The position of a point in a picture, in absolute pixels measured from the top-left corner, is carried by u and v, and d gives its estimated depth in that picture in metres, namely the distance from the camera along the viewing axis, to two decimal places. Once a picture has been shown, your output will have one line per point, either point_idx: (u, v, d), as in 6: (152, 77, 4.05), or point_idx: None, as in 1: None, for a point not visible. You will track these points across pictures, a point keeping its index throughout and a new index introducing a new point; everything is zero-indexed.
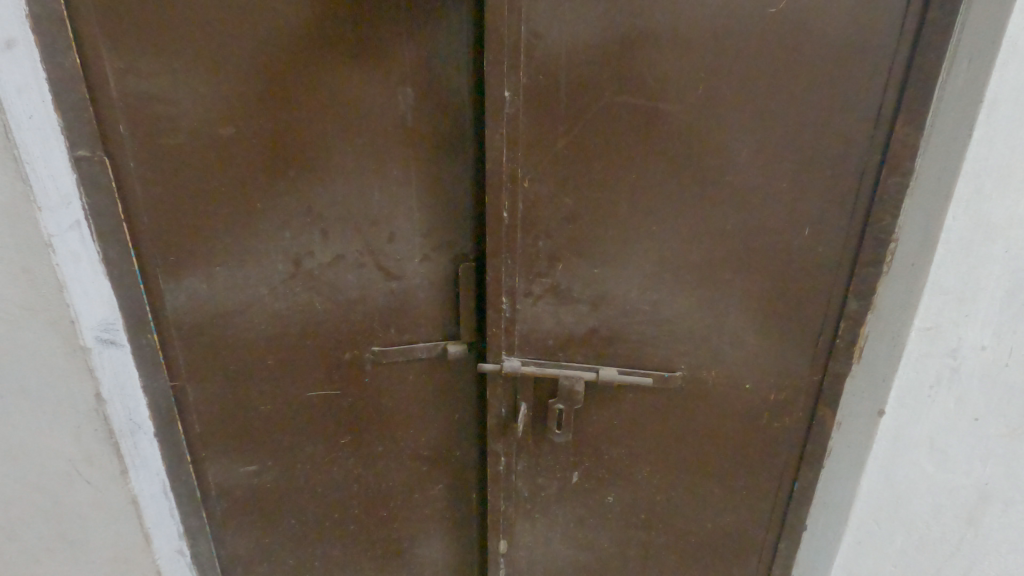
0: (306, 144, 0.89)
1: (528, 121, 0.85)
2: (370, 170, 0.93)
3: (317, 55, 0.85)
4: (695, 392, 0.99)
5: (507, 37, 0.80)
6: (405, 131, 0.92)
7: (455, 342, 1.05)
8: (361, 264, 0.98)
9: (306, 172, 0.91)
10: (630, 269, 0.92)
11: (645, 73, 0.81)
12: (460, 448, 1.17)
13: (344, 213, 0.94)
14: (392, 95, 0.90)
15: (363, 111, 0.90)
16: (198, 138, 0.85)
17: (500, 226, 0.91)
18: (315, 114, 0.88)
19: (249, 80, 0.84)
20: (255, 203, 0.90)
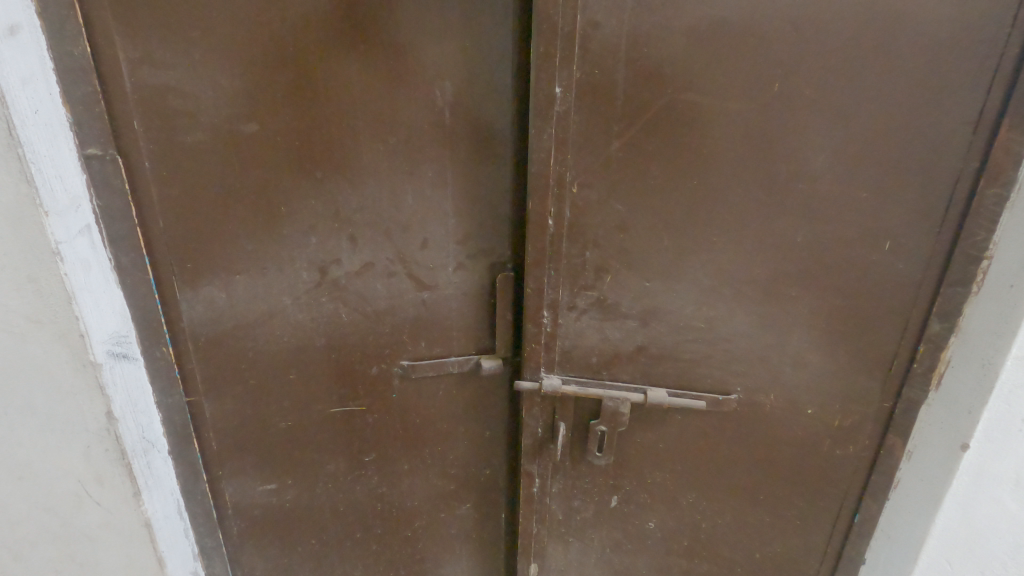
0: (335, 143, 0.82)
1: (580, 119, 0.77)
2: (403, 172, 0.86)
3: (350, 46, 0.78)
4: (750, 416, 0.91)
5: (561, 27, 0.72)
6: (442, 130, 0.85)
7: (489, 355, 0.99)
8: (391, 273, 0.91)
9: (335, 173, 0.83)
10: (686, 283, 0.85)
11: (714, 68, 0.72)
12: (489, 465, 1.11)
13: (374, 217, 0.87)
14: (429, 89, 0.82)
15: (397, 107, 0.82)
16: (220, 135, 0.77)
17: (544, 235, 0.84)
18: (346, 109, 0.81)
19: (276, 71, 0.77)
20: (280, 206, 0.83)
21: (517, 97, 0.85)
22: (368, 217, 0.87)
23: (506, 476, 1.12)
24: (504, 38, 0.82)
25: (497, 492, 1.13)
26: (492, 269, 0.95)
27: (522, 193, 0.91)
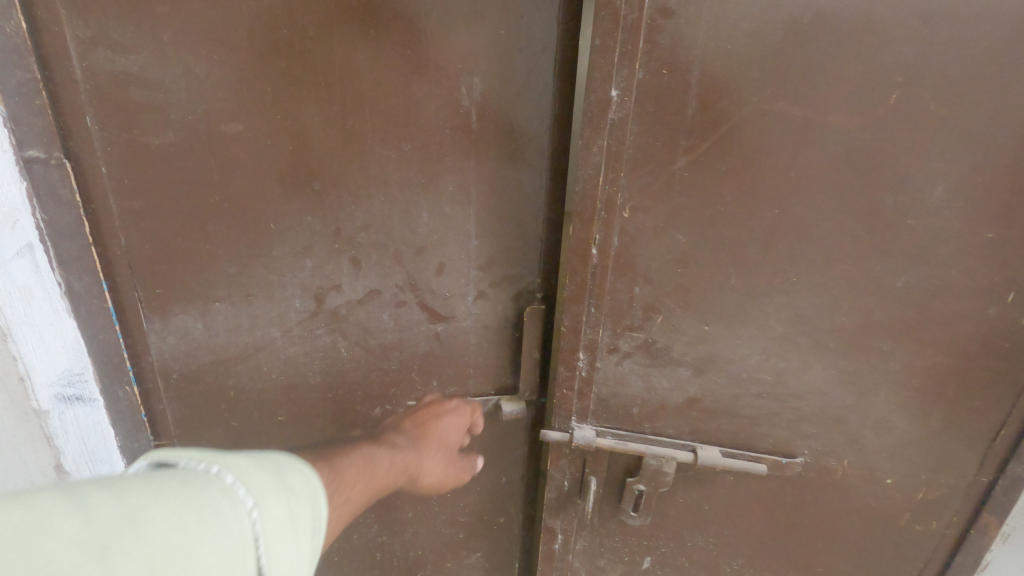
0: (337, 150, 0.68)
1: (638, 130, 0.63)
2: (419, 185, 0.72)
3: (359, 30, 0.63)
4: (816, 482, 0.78)
5: (622, 15, 0.58)
6: (466, 136, 0.71)
7: (511, 399, 0.86)
8: (400, 302, 0.78)
9: (336, 184, 0.70)
10: (752, 329, 0.71)
11: (814, 73, 0.58)
12: (503, 514, 0.98)
13: (381, 239, 0.74)
14: (453, 86, 0.68)
15: (413, 108, 0.68)
16: (197, 137, 0.64)
17: (586, 266, 0.70)
18: (352, 107, 0.67)
19: (266, 59, 0.63)
20: (268, 223, 0.70)
21: (560, 90, 0.69)
22: (378, 237, 0.74)
23: (520, 524, 1.00)
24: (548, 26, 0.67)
25: (511, 541, 1.01)
26: (518, 298, 0.81)
27: (562, 206, 0.76)
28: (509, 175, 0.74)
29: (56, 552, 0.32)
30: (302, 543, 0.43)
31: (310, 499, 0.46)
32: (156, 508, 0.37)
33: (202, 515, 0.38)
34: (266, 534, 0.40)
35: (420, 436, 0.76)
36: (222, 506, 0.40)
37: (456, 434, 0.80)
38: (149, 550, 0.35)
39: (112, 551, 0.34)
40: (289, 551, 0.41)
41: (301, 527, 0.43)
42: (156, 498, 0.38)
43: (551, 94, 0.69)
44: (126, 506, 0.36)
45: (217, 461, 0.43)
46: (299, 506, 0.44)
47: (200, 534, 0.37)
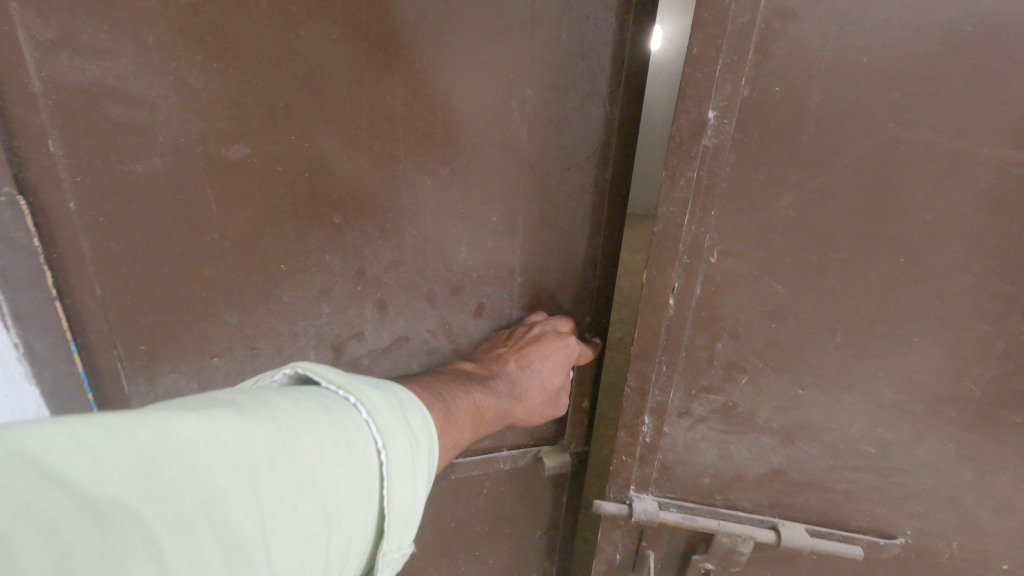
0: (363, 176, 0.60)
1: (737, 160, 0.51)
2: (457, 216, 0.65)
3: (395, 38, 0.55)
4: (915, 565, 0.67)
5: (731, 18, 0.45)
6: (512, 160, 0.64)
7: (551, 450, 0.78)
8: (432, 347, 0.73)
9: (360, 213, 0.62)
10: (857, 394, 0.59)
11: (973, 94, 0.45)
12: (535, 565, 0.89)
13: (412, 276, 0.67)
14: (501, 104, 0.61)
15: (452, 128, 0.61)
16: (191, 163, 0.55)
17: (661, 319, 0.58)
18: (381, 123, 0.59)
19: (281, 68, 0.54)
20: (278, 261, 0.61)
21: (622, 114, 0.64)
22: (409, 275, 0.67)
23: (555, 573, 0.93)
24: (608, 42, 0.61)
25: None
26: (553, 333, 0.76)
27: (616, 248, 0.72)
28: (557, 203, 0.68)
29: (216, 470, 0.32)
30: (420, 489, 0.43)
31: (430, 443, 0.46)
32: (309, 431, 0.37)
33: (347, 447, 0.39)
34: (391, 477, 0.40)
35: (516, 377, 0.65)
36: (362, 440, 0.40)
37: (558, 376, 0.69)
38: (299, 473, 0.36)
39: (268, 471, 0.34)
40: (410, 494, 0.42)
41: (420, 473, 0.43)
42: (306, 422, 0.38)
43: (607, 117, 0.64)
44: (281, 425, 0.36)
45: (359, 389, 0.43)
46: (420, 452, 0.44)
47: (339, 465, 0.38)
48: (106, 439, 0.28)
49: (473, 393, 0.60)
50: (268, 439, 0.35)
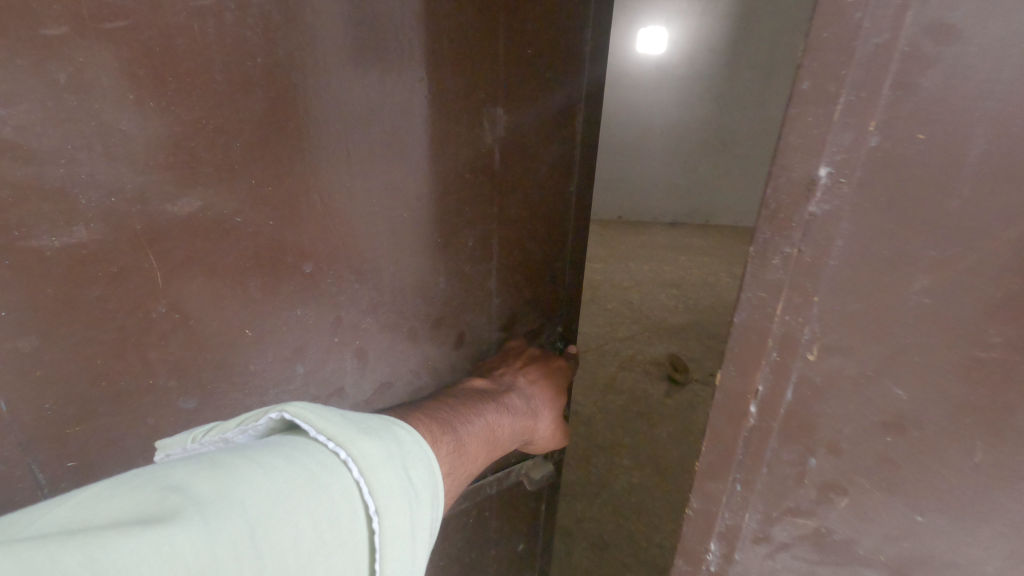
0: (328, 230, 0.73)
1: (854, 233, 0.37)
2: (424, 255, 0.83)
3: (352, 112, 0.69)
4: None
5: (859, 53, 0.34)
6: (463, 208, 0.83)
7: (536, 464, 1.21)
8: (416, 374, 0.91)
9: (330, 262, 0.75)
10: (1001, 527, 0.40)
11: None
12: (513, 546, 1.29)
13: (392, 317, 0.84)
14: (450, 164, 0.79)
15: (411, 181, 0.77)
16: (148, 251, 0.62)
17: (737, 431, 0.47)
18: (354, 181, 0.72)
19: (256, 142, 0.64)
20: (243, 325, 0.71)
21: (558, 166, 0.90)
22: (392, 315, 0.85)
23: (522, 553, 1.32)
24: (539, 121, 0.85)
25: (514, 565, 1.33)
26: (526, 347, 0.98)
27: (564, 270, 1.00)
28: (517, 242, 0.91)
29: None
30: (417, 552, 0.47)
31: (430, 498, 0.49)
32: (285, 518, 0.40)
33: (326, 527, 0.42)
34: (381, 548, 0.44)
35: (530, 394, 0.87)
36: (345, 516, 0.43)
37: (558, 396, 0.92)
38: (268, 567, 0.38)
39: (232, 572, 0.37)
40: (405, 561, 0.45)
41: (417, 535, 0.47)
42: (282, 505, 0.41)
43: (548, 167, 0.89)
44: (251, 517, 0.39)
45: (350, 448, 0.46)
46: (418, 510, 0.48)
47: (316, 547, 0.41)
48: (43, 567, 0.31)
49: (487, 415, 0.77)
50: (237, 537, 0.38)
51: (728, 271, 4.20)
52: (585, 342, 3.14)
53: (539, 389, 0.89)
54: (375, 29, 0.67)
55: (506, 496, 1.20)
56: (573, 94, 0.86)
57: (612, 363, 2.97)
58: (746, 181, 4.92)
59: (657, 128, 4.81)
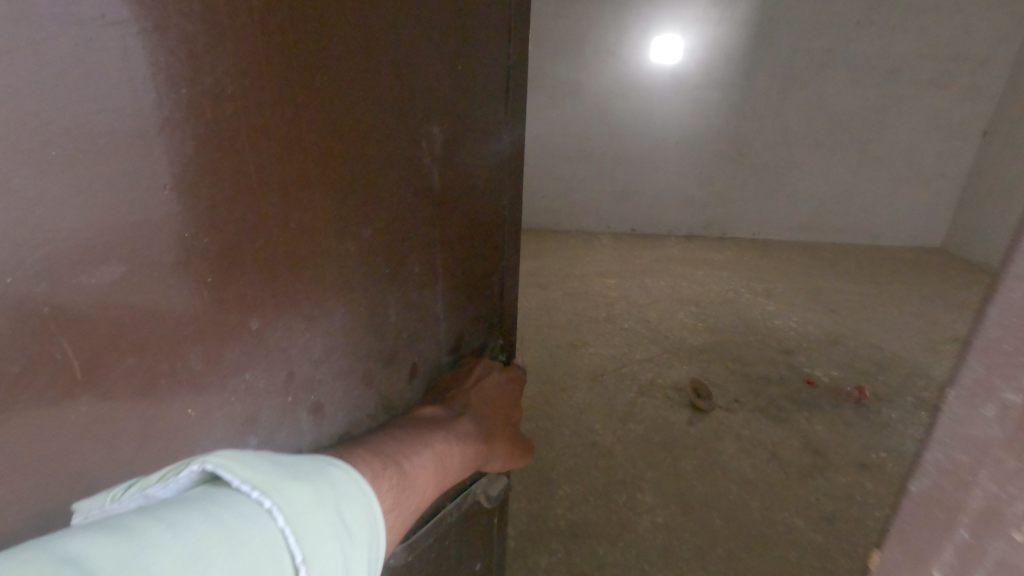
0: (281, 279, 0.72)
1: None
2: (371, 293, 0.86)
3: (307, 163, 0.70)
4: None
5: None
6: (406, 235, 0.90)
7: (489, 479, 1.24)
8: (371, 412, 0.94)
9: (275, 318, 0.72)
10: None
11: None
12: (473, 560, 1.32)
13: (348, 361, 0.86)
14: (397, 196, 0.85)
15: (364, 218, 0.81)
16: (69, 334, 0.52)
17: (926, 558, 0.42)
18: (315, 225, 0.74)
19: (191, 200, 0.59)
20: (185, 399, 0.64)
21: (483, 187, 1.04)
22: (346, 361, 0.86)
23: (480, 565, 1.37)
24: (468, 148, 0.97)
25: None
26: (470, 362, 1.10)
27: (489, 279, 1.15)
28: (455, 261, 1.03)
29: None
30: None
31: (359, 534, 0.52)
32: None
33: None
34: None
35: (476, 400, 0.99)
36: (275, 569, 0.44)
37: (501, 399, 1.04)
38: None
39: None
40: None
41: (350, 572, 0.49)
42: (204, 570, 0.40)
43: (477, 188, 1.02)
44: None
45: (275, 496, 0.47)
46: (347, 546, 0.50)
47: None
48: None
49: (435, 444, 0.80)
50: None
51: (748, 286, 4.05)
52: (601, 365, 3.01)
53: (481, 395, 1.01)
54: (336, 74, 0.70)
55: (464, 515, 1.21)
56: (490, 125, 1.00)
57: (630, 388, 2.82)
58: (761, 193, 4.84)
59: (672, 139, 4.67)
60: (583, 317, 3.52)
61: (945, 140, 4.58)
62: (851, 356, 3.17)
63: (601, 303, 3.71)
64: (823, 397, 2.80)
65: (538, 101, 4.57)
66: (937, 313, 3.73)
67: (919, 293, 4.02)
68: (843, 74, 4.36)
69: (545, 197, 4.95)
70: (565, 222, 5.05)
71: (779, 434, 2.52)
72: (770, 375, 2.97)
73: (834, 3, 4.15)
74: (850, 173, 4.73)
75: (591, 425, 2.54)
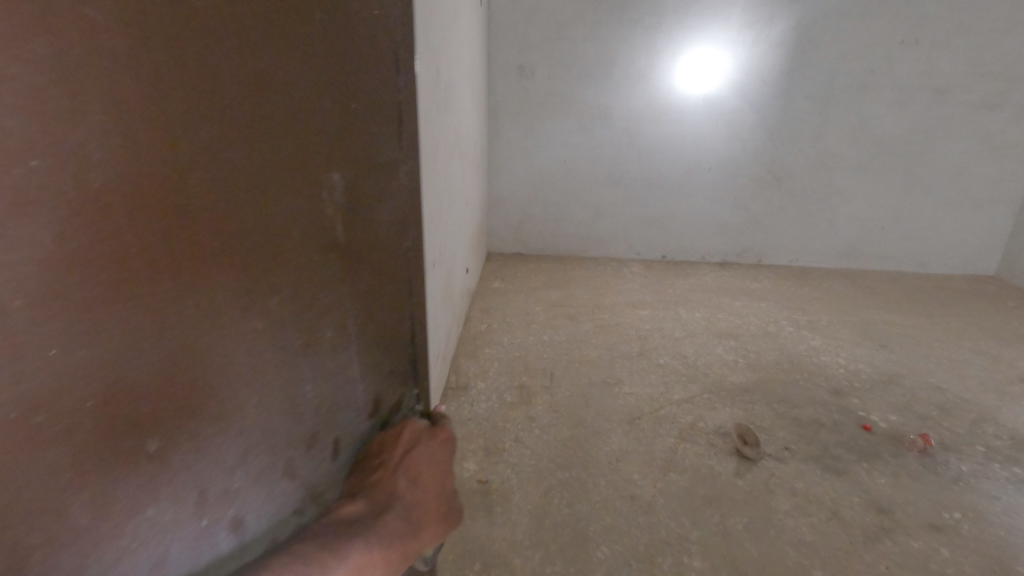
0: (182, 393, 0.68)
1: None
2: (283, 371, 0.83)
3: (203, 253, 0.66)
4: None
5: None
6: (317, 295, 0.87)
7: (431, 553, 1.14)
8: (291, 500, 0.92)
9: (177, 439, 0.69)
10: None
11: None
12: None
13: (264, 452, 0.83)
14: (305, 255, 0.82)
15: (271, 293, 0.78)
16: None
17: None
18: (217, 321, 0.70)
19: (71, 337, 0.54)
20: (74, 558, 0.60)
21: (390, 221, 1.02)
22: (263, 459, 0.84)
23: None
24: (373, 182, 0.95)
25: None
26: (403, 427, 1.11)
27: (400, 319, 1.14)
28: (369, 305, 1.01)
29: None
30: None
31: None
32: None
33: None
34: None
35: (405, 475, 1.03)
36: None
37: (432, 467, 1.09)
38: None
39: None
40: None
41: None
42: None
43: (384, 224, 1.01)
44: None
45: None
46: None
47: None
48: None
49: (362, 544, 0.88)
50: None
51: (790, 318, 3.83)
52: (637, 406, 2.82)
53: (411, 467, 1.05)
54: (225, 136, 0.66)
55: None
56: (389, 152, 0.99)
57: (669, 432, 2.62)
58: (799, 218, 4.64)
59: (704, 164, 4.51)
60: (615, 351, 3.34)
61: (997, 162, 4.34)
62: (909, 398, 2.93)
63: (634, 337, 3.52)
64: (882, 445, 2.56)
65: (566, 126, 4.45)
66: (1000, 348, 3.46)
67: (978, 326, 3.74)
68: (886, 94, 4.17)
69: (572, 223, 4.81)
70: (593, 249, 4.90)
71: (837, 488, 2.29)
72: (821, 419, 2.74)
73: (877, 22, 3.97)
74: (895, 197, 4.51)
75: (629, 475, 2.34)
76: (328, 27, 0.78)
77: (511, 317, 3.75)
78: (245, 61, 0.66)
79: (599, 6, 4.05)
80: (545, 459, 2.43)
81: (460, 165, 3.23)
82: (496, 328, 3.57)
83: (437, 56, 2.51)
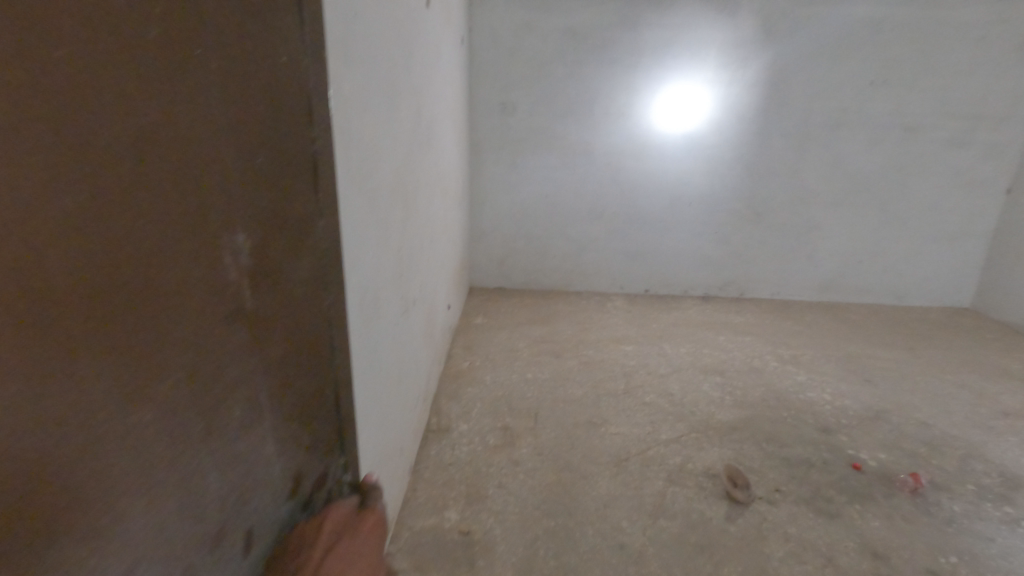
0: (43, 503, 0.53)
1: None
2: (177, 456, 0.72)
3: (74, 322, 0.55)
4: None
5: None
6: (218, 364, 0.78)
7: None
8: None
9: (38, 560, 0.54)
10: None
11: None
12: None
13: (157, 559, 0.70)
14: (204, 323, 0.74)
15: (162, 364, 0.68)
16: None
17: None
18: (93, 403, 0.58)
19: None
20: None
21: (290, 282, 1.00)
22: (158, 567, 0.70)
23: None
24: (273, 243, 0.92)
25: None
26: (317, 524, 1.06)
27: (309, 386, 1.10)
28: (277, 373, 0.96)
29: None
30: None
31: None
32: None
33: None
34: None
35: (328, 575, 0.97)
36: None
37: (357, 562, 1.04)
38: None
39: None
40: None
41: None
42: None
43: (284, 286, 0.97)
44: None
45: None
46: None
47: None
48: None
49: None
50: None
51: (775, 352, 3.82)
52: (624, 447, 2.73)
53: (333, 564, 0.99)
54: (105, 180, 0.58)
55: None
56: (287, 215, 0.97)
57: (658, 475, 2.54)
58: (780, 252, 4.68)
59: (685, 199, 4.55)
60: (600, 390, 3.27)
61: (967, 198, 4.45)
62: (896, 435, 2.90)
63: (620, 374, 3.46)
64: (874, 485, 2.51)
65: (548, 162, 4.47)
66: (983, 382, 3.47)
67: (960, 360, 3.76)
68: (859, 132, 4.29)
69: (556, 258, 4.79)
70: (576, 283, 4.88)
71: (831, 533, 2.22)
72: (811, 458, 2.69)
73: (849, 63, 4.11)
74: (872, 231, 4.58)
75: (618, 522, 2.25)
76: (225, 82, 0.76)
77: (494, 354, 3.67)
78: (132, 97, 0.60)
79: (580, 46, 4.13)
80: (530, 506, 2.32)
81: (442, 201, 3.20)
82: (479, 366, 3.49)
83: (418, 94, 2.50)
